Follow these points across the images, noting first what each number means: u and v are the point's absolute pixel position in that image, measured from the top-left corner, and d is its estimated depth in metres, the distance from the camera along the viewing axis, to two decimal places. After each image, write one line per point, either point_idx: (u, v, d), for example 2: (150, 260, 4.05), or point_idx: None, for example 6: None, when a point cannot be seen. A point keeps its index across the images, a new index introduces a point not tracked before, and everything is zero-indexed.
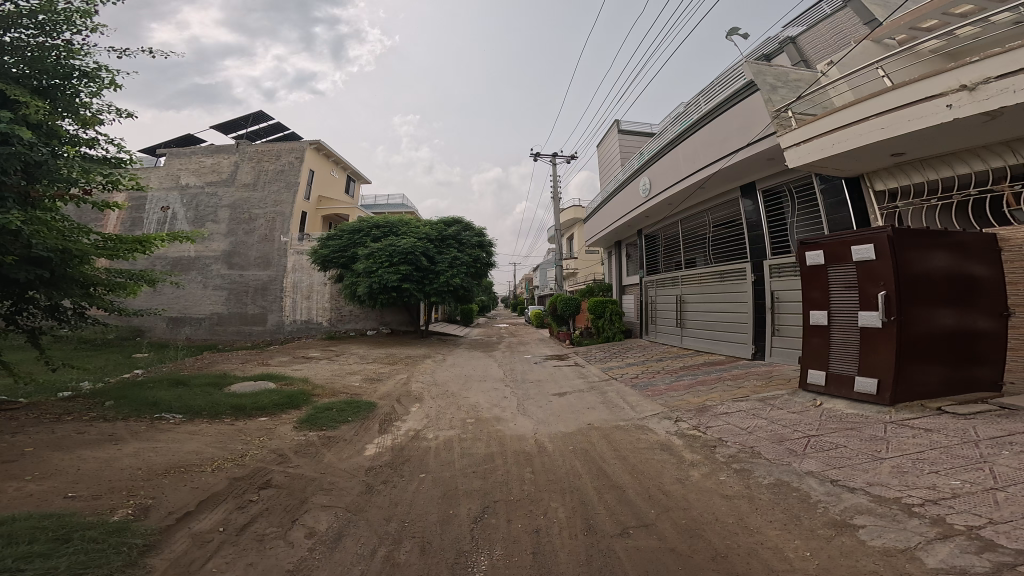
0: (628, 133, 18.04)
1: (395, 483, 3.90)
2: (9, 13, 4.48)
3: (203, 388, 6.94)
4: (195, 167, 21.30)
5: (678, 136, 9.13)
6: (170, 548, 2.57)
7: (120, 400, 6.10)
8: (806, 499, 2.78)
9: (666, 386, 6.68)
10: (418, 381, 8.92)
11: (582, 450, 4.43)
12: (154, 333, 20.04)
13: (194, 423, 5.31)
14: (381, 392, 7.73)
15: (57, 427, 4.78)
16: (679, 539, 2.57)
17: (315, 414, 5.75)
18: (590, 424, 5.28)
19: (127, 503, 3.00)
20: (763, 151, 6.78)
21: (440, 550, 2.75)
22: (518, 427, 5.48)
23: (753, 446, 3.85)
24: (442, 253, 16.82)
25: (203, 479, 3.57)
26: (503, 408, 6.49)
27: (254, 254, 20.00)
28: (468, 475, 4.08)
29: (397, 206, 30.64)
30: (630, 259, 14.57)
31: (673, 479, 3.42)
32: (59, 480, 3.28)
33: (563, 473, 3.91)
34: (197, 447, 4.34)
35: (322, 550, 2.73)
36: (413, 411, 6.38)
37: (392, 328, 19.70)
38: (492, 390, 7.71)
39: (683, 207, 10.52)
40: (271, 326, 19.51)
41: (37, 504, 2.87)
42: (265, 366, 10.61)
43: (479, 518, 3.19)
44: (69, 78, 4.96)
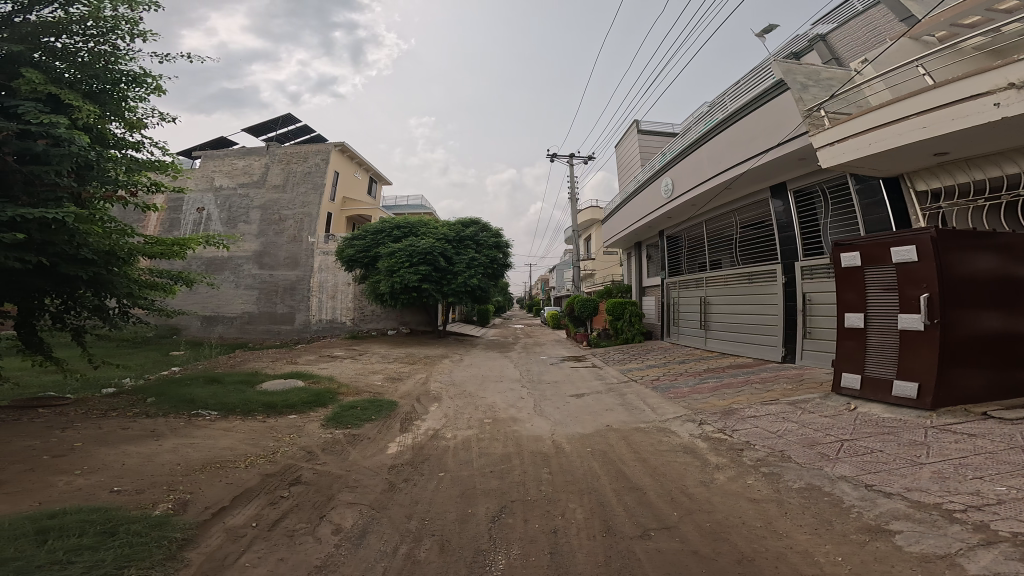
0: (648, 133, 17.86)
1: (414, 481, 3.94)
2: (60, 20, 4.64)
3: (237, 385, 7.11)
4: (228, 168, 21.71)
5: (702, 136, 9.10)
6: (206, 542, 2.63)
7: (161, 397, 6.27)
8: (838, 504, 2.74)
9: (689, 388, 6.62)
10: (437, 381, 8.99)
11: (600, 451, 4.44)
12: (189, 333, 20.48)
13: (229, 420, 5.44)
14: (404, 391, 7.84)
15: (103, 423, 4.93)
16: (702, 542, 2.55)
17: (341, 413, 5.83)
18: (608, 425, 5.29)
19: (167, 497, 3.09)
20: (793, 151, 6.71)
21: (458, 549, 2.77)
22: (536, 427, 5.50)
23: (782, 450, 3.80)
24: (459, 253, 16.92)
25: (237, 475, 3.64)
26: (519, 408, 6.52)
27: (284, 255, 20.36)
28: (485, 475, 4.09)
29: (417, 208, 30.89)
30: (651, 260, 14.50)
31: (699, 481, 3.40)
32: (105, 474, 3.39)
33: (580, 474, 3.92)
34: (231, 444, 4.42)
35: (347, 546, 2.78)
36: (432, 411, 6.42)
37: (411, 328, 19.83)
38: (508, 390, 7.75)
39: (707, 208, 10.47)
40: (299, 325, 19.83)
41: (85, 498, 2.97)
42: (294, 365, 10.79)
43: (496, 518, 3.20)
44: (117, 84, 5.15)
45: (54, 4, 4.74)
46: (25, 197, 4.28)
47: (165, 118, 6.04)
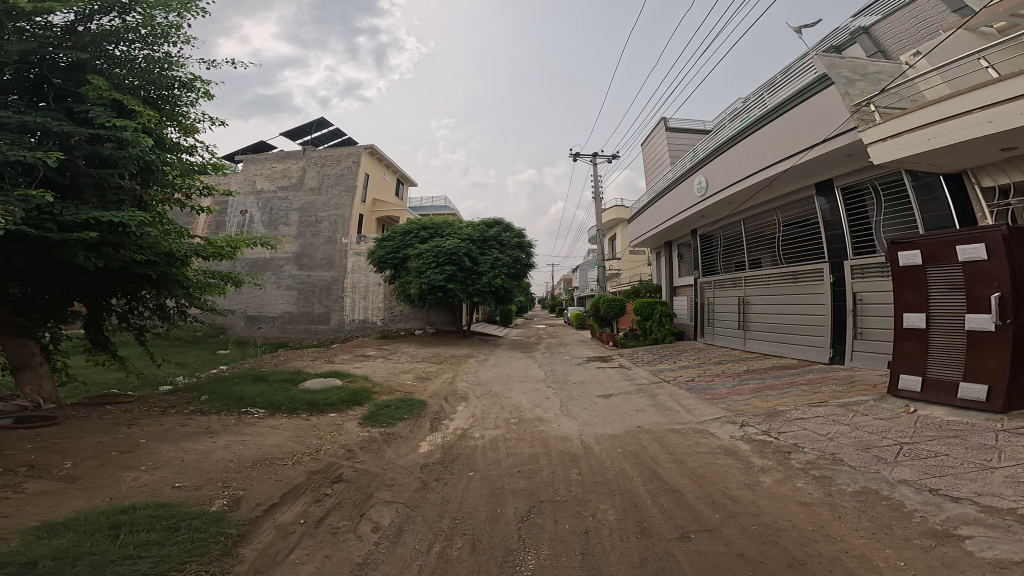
0: (676, 131, 17.61)
1: (445, 480, 3.97)
2: (117, 30, 4.95)
3: (282, 384, 7.32)
4: (268, 172, 22.09)
5: (739, 133, 9.02)
6: (259, 538, 2.71)
7: (212, 394, 6.52)
8: (899, 508, 2.68)
9: (728, 390, 6.53)
10: (464, 381, 9.08)
11: (632, 453, 4.38)
12: (235, 332, 20.98)
13: (275, 417, 5.59)
14: (432, 390, 7.95)
15: (163, 419, 5.14)
16: (750, 545, 2.51)
17: (376, 411, 5.93)
18: (639, 427, 5.22)
19: (222, 494, 3.18)
20: (842, 146, 6.57)
21: (489, 548, 2.79)
22: (562, 428, 5.50)
23: (834, 453, 3.72)
24: (485, 253, 17.00)
25: (285, 472, 3.75)
26: (546, 408, 6.53)
27: (320, 256, 20.81)
28: (513, 475, 4.10)
29: (441, 209, 31.08)
30: (682, 260, 14.33)
31: (743, 485, 3.34)
32: (166, 471, 3.52)
33: (611, 475, 3.88)
34: (278, 441, 4.56)
35: (386, 544, 2.83)
36: (460, 411, 6.48)
37: (437, 328, 19.99)
38: (534, 391, 7.76)
39: (747, 206, 10.30)
40: (334, 325, 20.27)
41: (150, 492, 3.11)
42: (332, 364, 11.00)
43: (526, 518, 3.21)
44: (172, 88, 5.47)
45: (113, 12, 4.98)
46: (94, 200, 4.69)
47: (214, 121, 6.30)
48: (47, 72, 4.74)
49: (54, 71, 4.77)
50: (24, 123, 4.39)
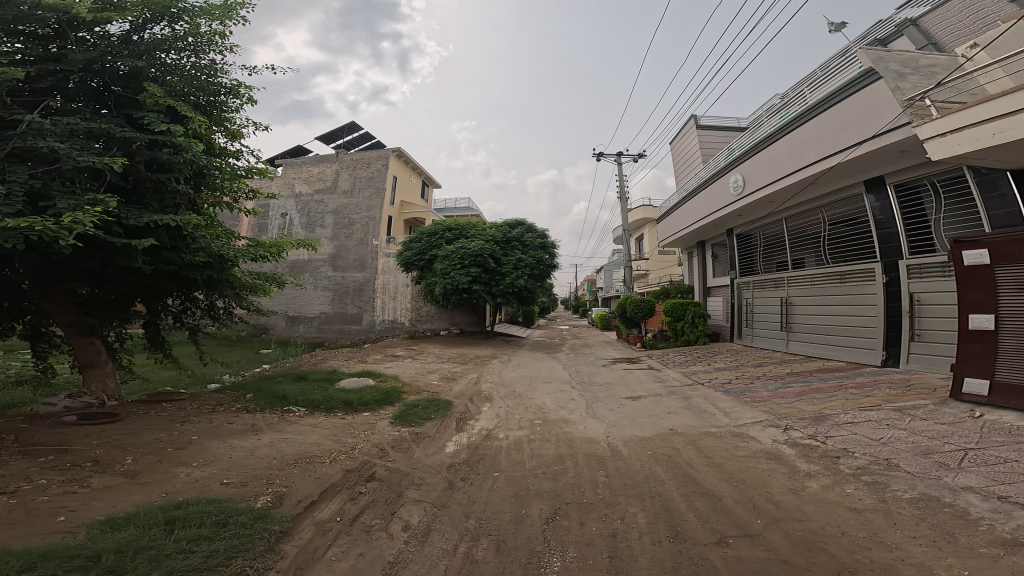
0: (707, 128, 17.36)
1: (471, 480, 3.98)
2: (167, 39, 5.23)
3: (320, 382, 7.95)
4: (305, 175, 22.55)
5: (779, 130, 8.96)
6: (299, 536, 2.84)
7: (258, 393, 7.14)
8: (963, 515, 2.59)
9: (769, 393, 6.38)
10: (488, 381, 9.26)
11: (664, 456, 4.33)
12: (276, 333, 21.49)
13: (314, 415, 6.05)
14: (457, 392, 8.15)
15: (214, 416, 5.71)
16: (794, 551, 2.45)
17: (405, 411, 6.12)
18: (671, 429, 5.15)
19: (266, 491, 3.37)
20: (893, 143, 6.46)
21: (514, 549, 2.79)
22: (589, 429, 5.44)
23: (888, 458, 3.60)
24: (508, 254, 17.05)
25: (323, 471, 3.89)
26: (571, 410, 6.48)
27: (352, 257, 21.21)
28: (537, 476, 4.08)
29: (465, 211, 31.23)
30: (717, 261, 14.15)
31: (786, 490, 3.26)
32: (216, 467, 3.83)
33: (641, 478, 3.83)
34: (317, 440, 4.80)
35: (415, 543, 2.86)
36: (484, 411, 6.61)
37: (461, 328, 20.15)
38: (558, 392, 7.74)
39: (790, 204, 10.13)
40: (366, 325, 20.63)
41: (201, 489, 3.35)
42: (364, 363, 11.23)
43: (551, 519, 3.19)
44: (218, 95, 5.83)
45: (163, 21, 5.22)
46: (155, 204, 5.08)
47: (257, 125, 6.64)
48: (108, 80, 5.04)
49: (114, 78, 5.07)
50: (91, 130, 4.67)
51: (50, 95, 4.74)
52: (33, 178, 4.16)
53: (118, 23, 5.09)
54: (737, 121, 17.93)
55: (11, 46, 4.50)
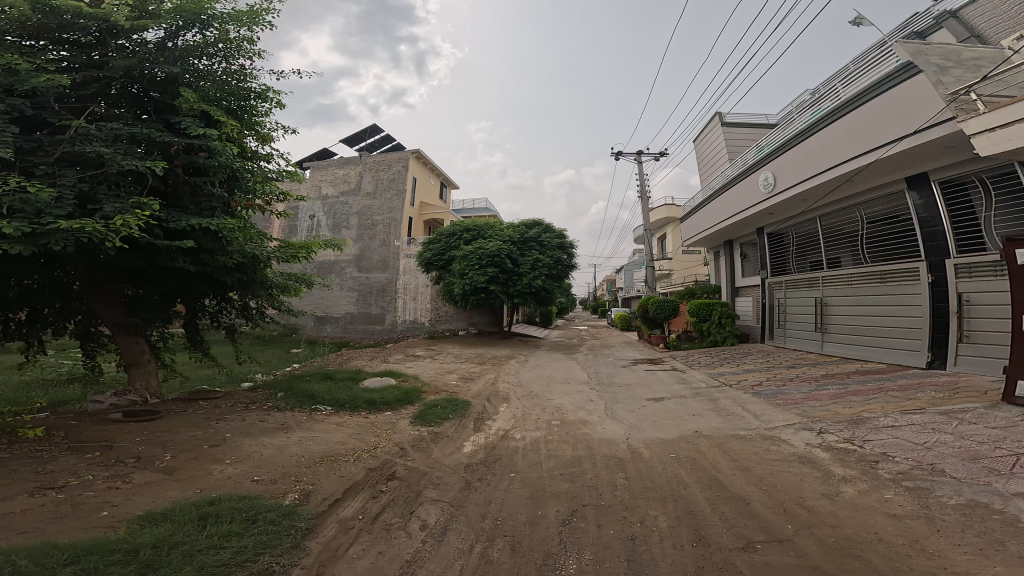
0: (732, 125, 17.05)
1: (488, 480, 3.99)
2: (198, 46, 5.40)
3: (345, 382, 8.14)
4: (330, 178, 22.94)
5: (811, 126, 8.85)
6: (324, 532, 2.93)
7: (287, 392, 7.35)
8: (1012, 522, 2.50)
9: (802, 395, 6.26)
10: (506, 381, 9.29)
11: (688, 459, 4.25)
12: (306, 332, 21.93)
13: (339, 414, 6.32)
14: (474, 391, 8.20)
15: (246, 414, 6.04)
16: (825, 559, 2.38)
17: (424, 411, 6.39)
18: (697, 432, 5.07)
19: (295, 488, 3.52)
20: (937, 138, 6.33)
21: (530, 550, 2.78)
22: (609, 432, 5.37)
23: (932, 463, 3.50)
24: (525, 254, 17.04)
25: (347, 468, 4.03)
26: (590, 411, 6.40)
27: (376, 258, 21.51)
28: (555, 478, 4.05)
29: (483, 211, 31.29)
30: (746, 260, 13.97)
31: (819, 494, 3.18)
32: (247, 464, 4.03)
33: (661, 481, 3.78)
34: (341, 438, 4.98)
35: (431, 543, 2.89)
36: (501, 411, 6.66)
37: (479, 328, 20.23)
38: (576, 394, 7.57)
39: (824, 202, 9.95)
40: (389, 325, 20.90)
41: (234, 485, 3.52)
42: (387, 363, 11.38)
43: (568, 521, 3.16)
44: (249, 99, 6.00)
45: (195, 28, 5.37)
46: (192, 207, 5.35)
47: (285, 129, 6.80)
48: (147, 86, 5.22)
49: (152, 84, 5.24)
50: (133, 135, 4.91)
51: (96, 102, 4.93)
52: (82, 181, 4.35)
53: (153, 31, 5.27)
54: (764, 118, 17.55)
55: (57, 55, 4.69)
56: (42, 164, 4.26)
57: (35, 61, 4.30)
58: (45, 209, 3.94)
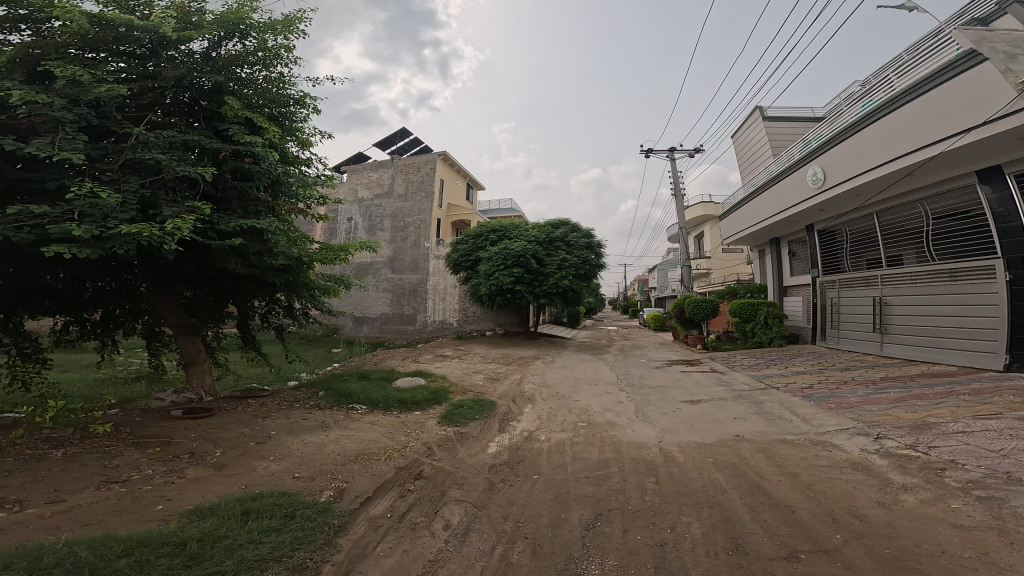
0: (775, 119, 16.43)
1: (510, 482, 4.35)
2: (239, 55, 5.68)
3: (380, 381, 8.45)
4: (365, 181, 23.51)
5: (862, 119, 8.51)
6: (354, 530, 3.36)
7: (327, 391, 7.70)
8: None
9: (858, 399, 6.26)
10: (531, 381, 9.37)
11: (727, 464, 4.39)
12: (345, 332, 22.56)
13: (374, 413, 6.65)
14: (500, 391, 8.36)
15: (290, 412, 6.44)
16: (886, 570, 2.51)
17: (450, 411, 6.71)
18: (738, 436, 5.24)
19: (329, 486, 4.01)
20: (1007, 130, 5.97)
21: (550, 554, 2.98)
22: (638, 434, 5.58)
23: (1006, 471, 3.58)
24: (551, 254, 16.98)
25: (379, 467, 4.56)
26: (617, 414, 6.60)
27: (407, 259, 21.97)
28: (579, 481, 4.23)
29: (508, 211, 31.37)
30: (796, 259, 13.64)
31: (877, 503, 3.33)
32: (289, 461, 4.58)
33: (693, 486, 3.89)
34: (375, 437, 5.53)
35: (453, 543, 3.21)
36: (527, 412, 7.03)
37: (505, 328, 20.29)
38: (604, 395, 7.92)
39: (881, 198, 9.49)
40: (420, 325, 21.34)
41: (277, 482, 4.05)
42: (417, 362, 11.69)
43: (592, 526, 3.32)
44: (288, 105, 6.28)
45: (235, 37, 5.65)
46: (240, 211, 5.65)
47: (323, 135, 7.17)
48: (196, 94, 5.58)
49: (200, 93, 5.60)
50: (186, 142, 5.23)
51: (153, 110, 5.27)
52: (143, 187, 4.68)
53: (197, 43, 5.61)
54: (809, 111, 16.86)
55: (117, 67, 5.06)
56: (108, 170, 4.59)
57: (97, 74, 4.66)
58: (110, 213, 4.24)
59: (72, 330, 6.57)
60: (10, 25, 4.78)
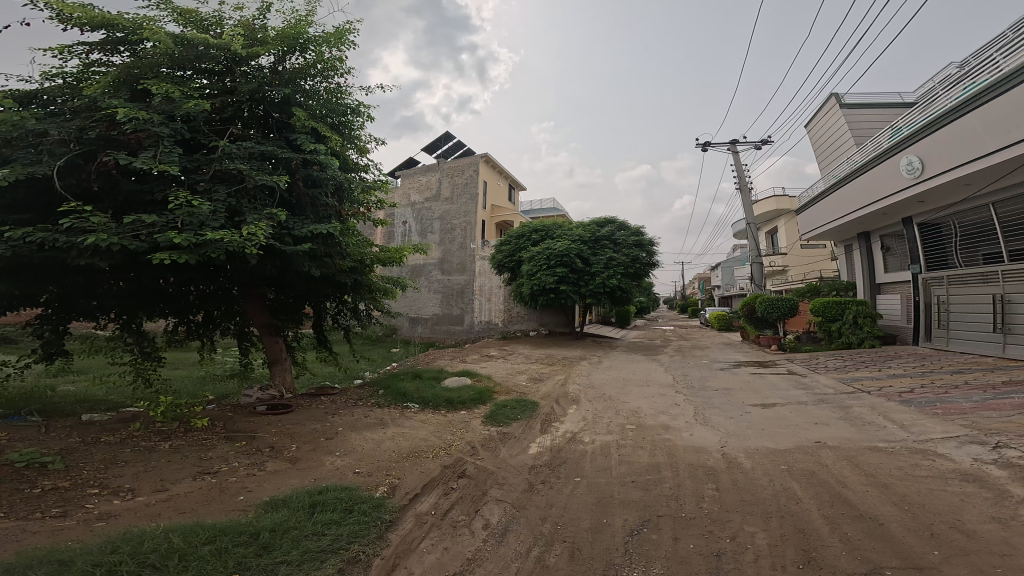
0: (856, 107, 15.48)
1: (551, 483, 4.42)
2: (302, 69, 6.12)
3: (430, 380, 8.72)
4: (415, 186, 24.29)
5: (964, 104, 8.06)
6: (402, 526, 3.60)
7: (384, 389, 8.08)
8: None
9: (970, 404, 5.88)
10: (576, 381, 9.28)
11: (803, 474, 4.26)
12: (403, 332, 23.45)
13: (424, 412, 6.86)
14: (544, 391, 8.34)
15: (355, 410, 6.82)
16: None
17: (494, 411, 6.78)
18: (821, 442, 5.08)
19: (383, 482, 4.28)
20: None
21: (589, 560, 3.08)
22: (695, 439, 5.45)
23: None
24: (597, 254, 16.68)
25: (426, 465, 4.77)
26: (673, 417, 6.47)
27: (455, 261, 22.48)
28: (625, 485, 4.28)
29: (551, 211, 31.23)
30: (891, 255, 12.96)
31: (984, 518, 3.19)
32: (350, 457, 4.89)
33: (755, 496, 3.84)
34: (424, 435, 5.74)
35: (492, 543, 3.39)
36: (570, 413, 6.93)
37: (550, 329, 20.31)
38: (658, 397, 7.63)
39: (996, 185, 9.07)
40: (467, 326, 21.76)
41: (340, 476, 4.37)
42: (463, 362, 11.92)
43: (636, 532, 3.40)
44: (346, 114, 6.70)
45: (297, 52, 6.10)
46: (313, 217, 6.18)
47: (377, 141, 7.56)
48: (269, 107, 5.99)
49: (272, 106, 6.01)
50: (264, 153, 5.68)
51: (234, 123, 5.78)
52: (230, 196, 5.20)
53: (265, 58, 6.04)
54: (899, 96, 15.67)
55: (202, 84, 5.61)
56: (201, 181, 5.15)
57: (185, 90, 5.17)
58: (205, 221, 4.76)
59: (181, 330, 7.34)
60: (109, 46, 5.42)
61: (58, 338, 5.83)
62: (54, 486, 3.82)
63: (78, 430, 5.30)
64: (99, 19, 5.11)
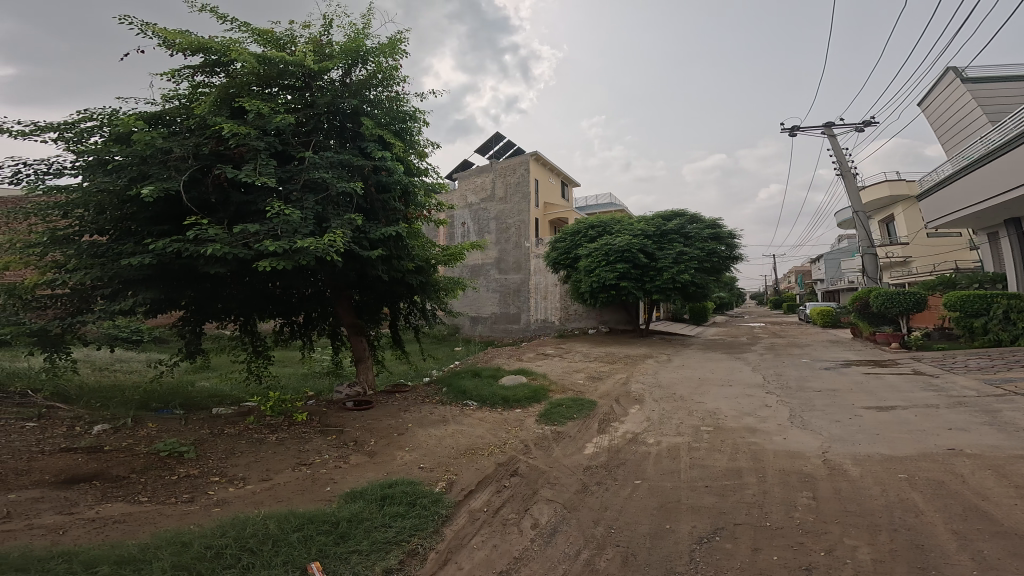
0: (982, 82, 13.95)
1: (606, 485, 4.30)
2: (365, 80, 6.49)
3: (487, 378, 8.85)
4: (470, 187, 24.78)
5: None
6: (455, 521, 3.70)
7: (446, 387, 8.37)
8: None
9: None
10: (638, 380, 8.93)
11: (924, 484, 3.78)
12: (464, 331, 24.01)
13: (482, 410, 6.98)
14: (603, 391, 8.13)
15: (423, 407, 7.10)
16: None
17: (549, 410, 6.72)
18: (954, 450, 4.45)
19: (442, 478, 4.42)
20: None
21: (644, 566, 2.97)
22: (790, 443, 5.02)
23: None
24: (665, 248, 15.93)
25: (481, 462, 4.85)
26: (763, 419, 6.00)
27: (511, 259, 22.67)
28: (693, 489, 4.05)
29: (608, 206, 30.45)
30: None
31: None
32: (417, 452, 5.11)
33: (852, 508, 3.47)
34: (481, 432, 5.83)
35: (540, 542, 3.37)
36: (632, 413, 6.70)
37: (611, 326, 19.80)
38: (740, 398, 7.13)
39: None
40: (524, 325, 21.90)
41: (407, 471, 4.58)
42: (520, 361, 11.96)
43: (705, 539, 3.21)
44: (407, 121, 6.99)
45: (360, 64, 6.47)
46: (383, 220, 6.52)
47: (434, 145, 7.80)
48: (341, 118, 6.44)
49: (344, 117, 6.45)
50: (342, 161, 6.10)
51: (315, 134, 6.28)
52: (317, 204, 5.64)
53: (334, 71, 6.50)
54: None
55: (286, 99, 6.15)
56: (294, 191, 5.65)
57: (272, 106, 5.72)
58: (297, 228, 5.22)
59: (285, 331, 8.11)
60: (208, 68, 6.11)
61: (196, 338, 6.56)
62: (187, 473, 4.39)
63: (209, 423, 6.02)
64: (196, 45, 5.79)
